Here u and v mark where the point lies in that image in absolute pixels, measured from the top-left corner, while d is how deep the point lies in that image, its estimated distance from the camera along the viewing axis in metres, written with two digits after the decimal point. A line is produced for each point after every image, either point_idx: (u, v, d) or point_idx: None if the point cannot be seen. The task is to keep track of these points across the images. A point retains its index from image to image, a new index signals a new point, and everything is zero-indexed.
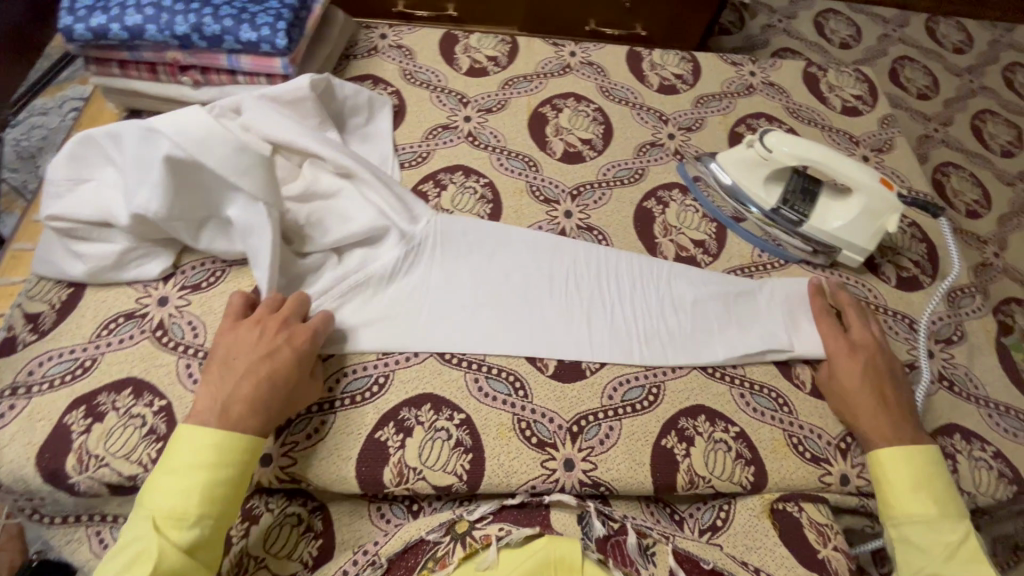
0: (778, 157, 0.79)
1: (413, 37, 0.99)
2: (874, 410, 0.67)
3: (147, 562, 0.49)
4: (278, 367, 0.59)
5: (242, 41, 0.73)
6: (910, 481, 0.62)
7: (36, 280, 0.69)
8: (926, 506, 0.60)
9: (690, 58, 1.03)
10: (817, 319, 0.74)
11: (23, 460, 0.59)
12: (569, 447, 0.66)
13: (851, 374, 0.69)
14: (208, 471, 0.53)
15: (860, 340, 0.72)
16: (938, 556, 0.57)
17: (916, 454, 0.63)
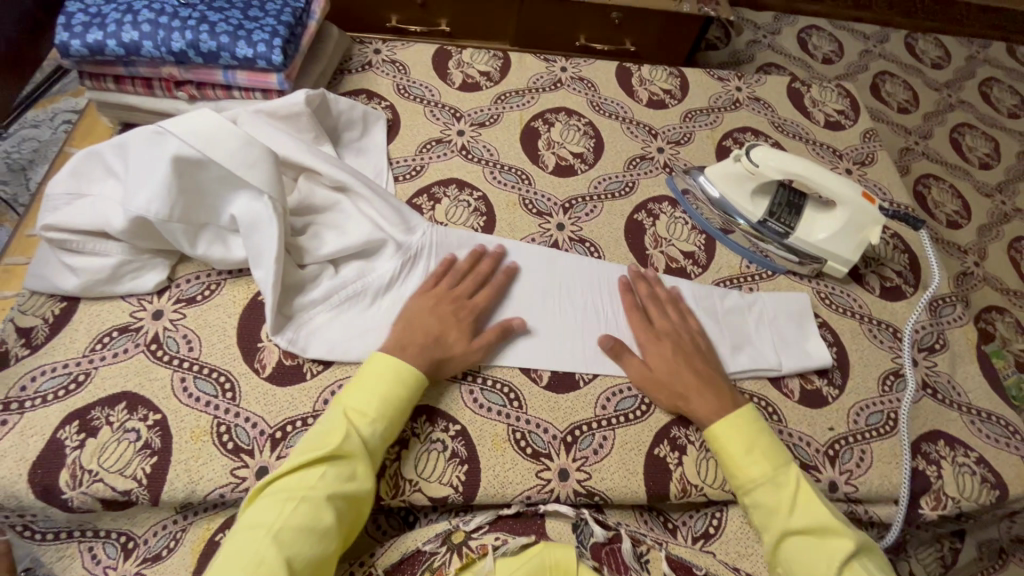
0: (764, 171, 0.81)
1: (406, 52, 1.00)
2: (690, 388, 0.68)
3: (334, 439, 0.56)
4: (451, 329, 0.67)
5: (238, 58, 0.74)
6: (741, 442, 0.64)
7: (27, 294, 0.69)
8: (764, 465, 0.62)
9: (677, 73, 1.06)
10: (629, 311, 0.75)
11: (13, 475, 0.58)
12: (564, 457, 0.66)
13: (657, 356, 0.71)
14: (393, 382, 0.61)
15: (662, 326, 0.73)
16: (783, 510, 0.60)
17: (732, 419, 0.65)
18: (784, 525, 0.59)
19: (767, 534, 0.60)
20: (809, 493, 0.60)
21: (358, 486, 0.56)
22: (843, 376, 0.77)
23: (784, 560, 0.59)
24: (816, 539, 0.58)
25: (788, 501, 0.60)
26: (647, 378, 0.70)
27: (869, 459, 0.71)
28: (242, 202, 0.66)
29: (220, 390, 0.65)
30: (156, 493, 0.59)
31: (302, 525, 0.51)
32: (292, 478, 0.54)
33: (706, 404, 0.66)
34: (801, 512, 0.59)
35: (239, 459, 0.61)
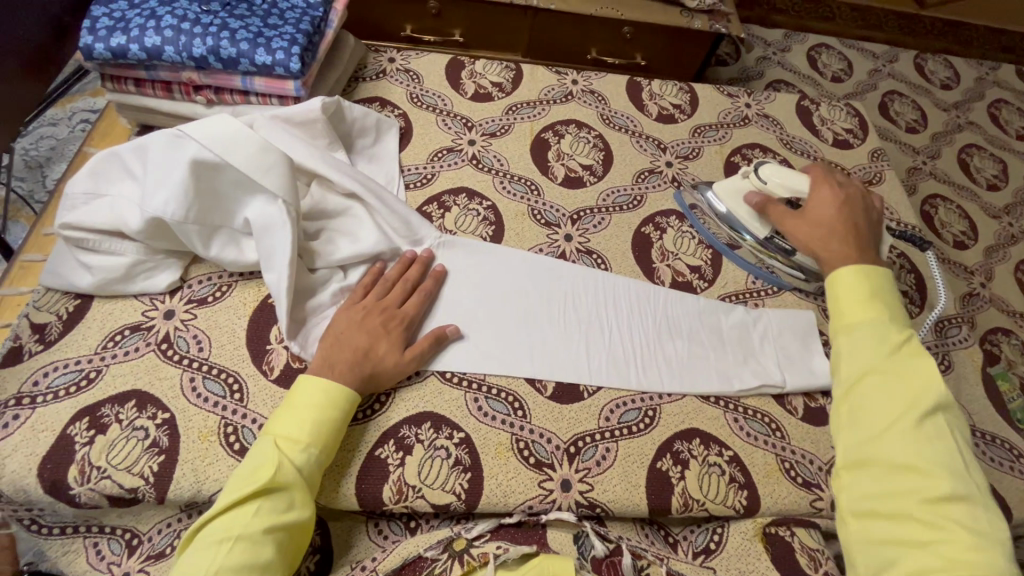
0: (772, 189, 0.82)
1: (420, 62, 1.02)
2: (834, 237, 0.72)
3: (266, 471, 0.55)
4: (381, 341, 0.67)
5: (257, 64, 0.76)
6: (860, 294, 0.64)
7: (43, 291, 0.70)
8: (872, 315, 0.62)
9: (687, 89, 1.07)
10: (821, 174, 0.79)
11: (23, 470, 0.59)
12: (567, 468, 0.67)
13: (819, 211, 0.75)
14: (324, 406, 0.60)
15: (844, 190, 0.77)
16: (879, 352, 0.58)
17: (862, 275, 0.66)
18: (878, 364, 0.57)
19: (854, 369, 0.58)
20: (914, 352, 0.58)
21: (296, 515, 0.55)
22: None
23: (859, 395, 0.56)
24: (905, 384, 0.55)
25: (888, 348, 0.58)
26: (799, 222, 0.76)
27: None
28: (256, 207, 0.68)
29: (228, 390, 0.66)
30: (161, 492, 0.60)
31: (241, 565, 0.51)
32: (223, 518, 0.53)
33: (838, 254, 0.70)
34: (902, 360, 0.57)
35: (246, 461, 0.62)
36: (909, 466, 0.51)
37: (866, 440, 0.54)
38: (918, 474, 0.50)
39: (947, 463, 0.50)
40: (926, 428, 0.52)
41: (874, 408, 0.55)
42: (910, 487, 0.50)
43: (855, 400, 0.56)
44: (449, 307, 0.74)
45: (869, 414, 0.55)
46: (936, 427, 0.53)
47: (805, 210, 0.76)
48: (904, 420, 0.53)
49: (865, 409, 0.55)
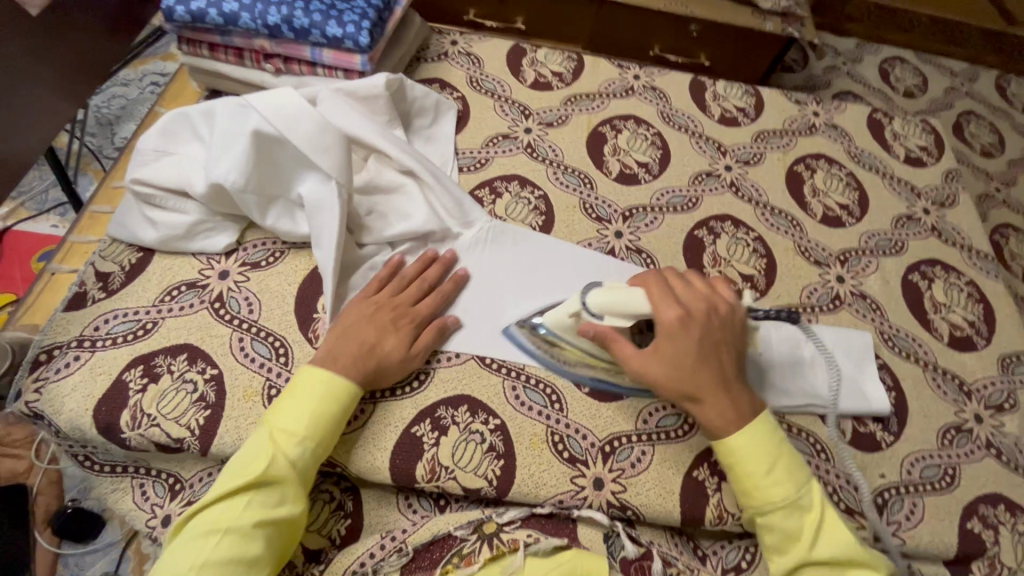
0: (614, 322, 0.63)
1: (483, 46, 1.01)
2: (708, 387, 0.62)
3: (258, 464, 0.55)
4: (388, 336, 0.65)
5: (328, 36, 0.77)
6: (765, 461, 0.60)
7: (109, 241, 0.73)
8: (786, 487, 0.59)
9: (753, 92, 1.03)
10: (657, 289, 0.63)
11: (80, 409, 0.62)
12: (600, 466, 0.66)
13: (681, 354, 0.61)
14: (321, 401, 0.60)
15: (694, 310, 0.62)
16: (808, 538, 0.58)
17: (753, 432, 0.61)
18: (804, 554, 0.57)
19: (783, 559, 0.59)
20: (831, 521, 0.59)
21: (287, 510, 0.56)
22: (900, 423, 0.73)
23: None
24: (832, 571, 0.57)
25: (809, 531, 0.58)
26: (658, 372, 0.62)
27: (919, 514, 0.68)
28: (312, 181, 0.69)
29: (273, 353, 0.67)
30: (206, 444, 0.62)
31: (229, 559, 0.52)
32: (217, 510, 0.54)
33: (718, 411, 0.61)
34: (823, 543, 0.58)
35: None
36: None
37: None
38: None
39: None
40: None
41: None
42: None
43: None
44: (474, 302, 0.73)
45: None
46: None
47: (661, 351, 0.62)
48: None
49: None
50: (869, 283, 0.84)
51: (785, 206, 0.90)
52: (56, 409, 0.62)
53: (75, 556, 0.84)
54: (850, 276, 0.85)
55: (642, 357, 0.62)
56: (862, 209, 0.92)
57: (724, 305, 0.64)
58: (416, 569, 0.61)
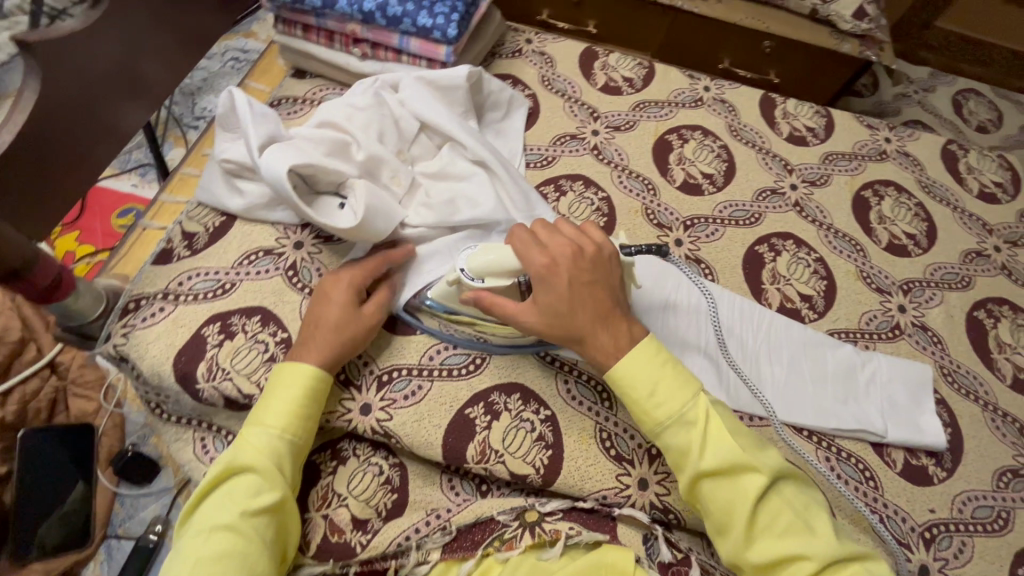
0: (493, 284, 0.62)
1: (556, 46, 1.03)
2: (592, 327, 0.59)
3: (233, 460, 0.57)
4: (329, 306, 0.64)
5: (418, 26, 0.80)
6: (648, 380, 0.58)
7: (196, 204, 0.77)
8: (670, 405, 0.57)
9: (824, 113, 1.02)
10: (524, 237, 0.61)
11: (162, 357, 0.66)
12: (645, 467, 0.66)
13: (555, 298, 0.59)
14: (286, 390, 0.60)
15: (557, 251, 0.60)
16: (697, 453, 0.55)
17: (638, 364, 0.58)
18: (694, 468, 0.55)
19: (681, 477, 0.57)
20: (717, 426, 0.56)
21: (268, 498, 0.55)
22: (954, 460, 0.72)
23: (702, 497, 0.56)
24: (727, 477, 0.55)
25: (697, 441, 0.56)
26: (536, 316, 0.60)
27: (968, 553, 0.67)
28: (347, 218, 0.67)
29: None
30: None
31: (223, 553, 0.52)
32: (206, 512, 0.55)
33: (604, 346, 0.60)
34: (711, 453, 0.55)
35: (348, 391, 0.67)
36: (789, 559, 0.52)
37: (732, 547, 0.54)
38: (786, 562, 0.52)
39: (798, 534, 0.53)
40: (768, 513, 0.54)
41: (716, 508, 0.55)
42: None
43: (703, 502, 0.57)
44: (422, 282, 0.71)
45: (719, 520, 0.55)
46: (772, 499, 0.54)
47: (535, 296, 0.60)
48: (748, 516, 0.53)
49: (719, 513, 0.55)
50: (932, 315, 0.83)
51: (850, 230, 0.89)
52: (141, 354, 0.66)
53: (131, 497, 0.90)
54: (912, 306, 0.83)
55: (521, 310, 0.60)
56: (929, 240, 0.90)
57: (591, 245, 0.61)
58: (458, 548, 0.63)
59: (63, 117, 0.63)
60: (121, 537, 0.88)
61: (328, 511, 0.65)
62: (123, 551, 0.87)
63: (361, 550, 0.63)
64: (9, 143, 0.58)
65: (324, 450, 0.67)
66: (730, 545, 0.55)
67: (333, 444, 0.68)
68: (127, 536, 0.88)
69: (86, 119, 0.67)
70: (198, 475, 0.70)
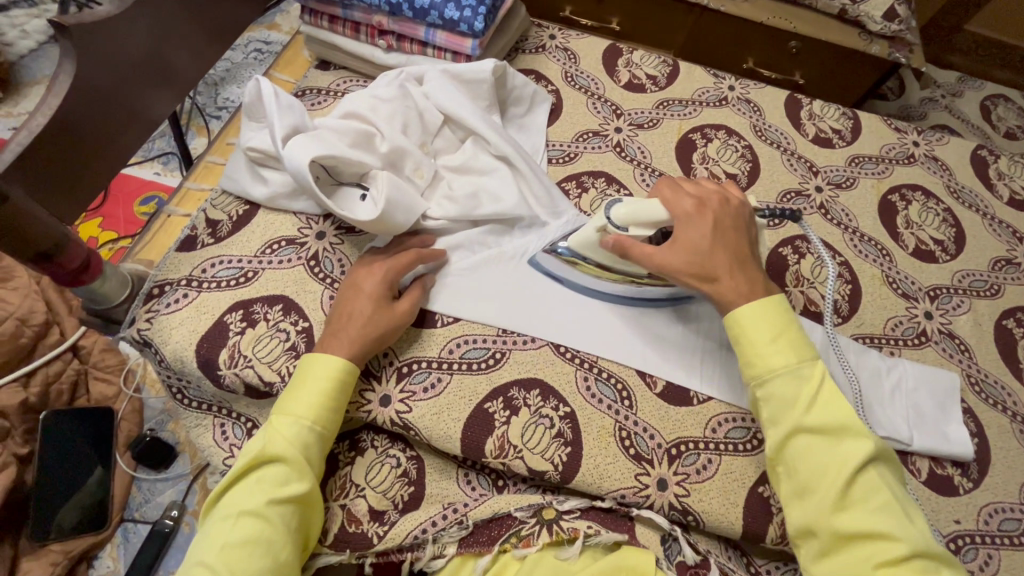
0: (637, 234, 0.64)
1: (580, 43, 1.02)
2: (729, 267, 0.61)
3: (263, 447, 0.57)
4: (359, 300, 0.65)
5: (445, 18, 0.79)
6: (773, 330, 0.58)
7: (220, 192, 0.78)
8: (789, 355, 0.57)
9: (851, 115, 1.00)
10: (671, 187, 0.65)
11: (185, 343, 0.67)
12: (665, 467, 0.65)
13: (697, 237, 0.61)
14: (317, 381, 0.60)
15: (706, 200, 0.64)
16: (801, 408, 0.55)
17: (769, 309, 0.59)
18: (797, 421, 0.55)
19: (778, 429, 0.56)
20: (830, 388, 0.56)
21: (294, 488, 0.55)
22: (980, 471, 0.71)
23: (790, 456, 0.55)
24: (829, 440, 0.54)
25: (807, 396, 0.55)
26: (675, 252, 0.61)
27: (994, 565, 0.66)
28: (369, 210, 0.67)
29: None
30: None
31: (248, 540, 0.52)
32: (234, 497, 0.55)
33: (735, 287, 0.60)
34: (820, 410, 0.55)
35: (367, 382, 0.67)
36: (872, 534, 0.50)
37: (810, 513, 0.53)
38: (869, 537, 0.50)
39: (891, 515, 0.51)
40: (861, 488, 0.52)
41: (805, 470, 0.54)
42: (867, 551, 0.50)
43: (788, 463, 0.55)
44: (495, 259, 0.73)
45: (801, 483, 0.54)
46: (868, 474, 0.53)
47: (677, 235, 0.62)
48: (841, 483, 0.52)
49: (807, 476, 0.54)
50: (960, 323, 0.81)
51: (876, 234, 0.87)
52: (164, 339, 0.67)
53: (148, 481, 0.90)
54: (939, 313, 0.82)
55: (659, 249, 0.62)
56: (958, 247, 0.88)
57: (735, 199, 0.65)
58: (474, 543, 0.63)
59: (95, 103, 0.64)
60: (137, 521, 0.88)
61: (346, 501, 0.65)
62: (139, 535, 0.87)
63: (377, 542, 0.63)
64: (42, 125, 0.58)
65: (344, 440, 0.68)
66: (808, 511, 0.53)
67: (352, 435, 0.68)
68: (143, 520, 0.88)
69: (118, 105, 0.67)
70: (217, 461, 0.70)
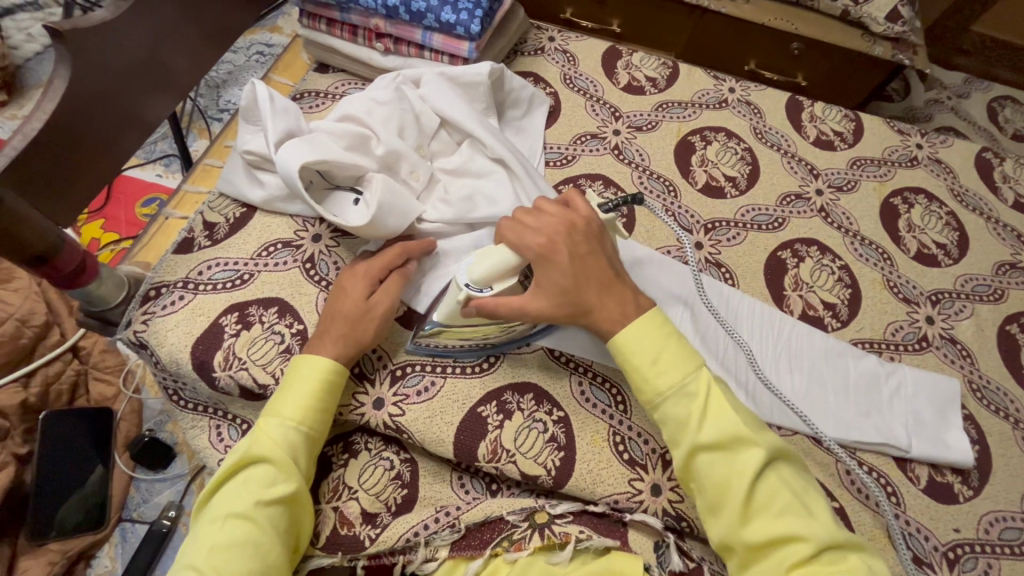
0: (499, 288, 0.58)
1: (579, 45, 1.02)
2: (600, 299, 0.59)
3: (251, 448, 0.57)
4: (344, 300, 0.65)
5: (442, 21, 0.80)
6: (647, 355, 0.57)
7: (217, 195, 0.78)
8: (674, 374, 0.56)
9: (853, 117, 0.99)
10: (518, 221, 0.60)
11: (180, 345, 0.67)
12: (659, 473, 0.65)
13: (555, 275, 0.58)
14: (305, 383, 0.60)
15: (552, 228, 0.59)
16: (695, 425, 0.55)
17: (643, 331, 0.58)
18: (692, 440, 0.54)
19: (676, 450, 0.56)
20: (721, 400, 0.56)
21: (282, 489, 0.55)
22: (981, 478, 0.70)
23: (698, 471, 0.55)
24: (725, 453, 0.54)
25: (698, 412, 0.55)
26: (539, 292, 0.58)
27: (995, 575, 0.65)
28: (361, 214, 0.67)
29: None
30: None
31: (235, 541, 0.52)
32: (222, 498, 0.55)
33: (609, 316, 0.59)
34: (713, 424, 0.54)
35: (361, 385, 0.67)
36: (786, 539, 0.50)
37: (726, 525, 0.52)
38: (781, 542, 0.50)
39: (795, 515, 0.51)
40: (765, 491, 0.52)
41: (709, 485, 0.54)
42: (780, 556, 0.50)
43: (696, 480, 0.55)
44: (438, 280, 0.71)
45: (712, 497, 0.54)
46: (773, 478, 0.53)
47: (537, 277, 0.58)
48: (746, 491, 0.52)
49: (714, 491, 0.53)
50: (962, 328, 0.80)
51: (876, 238, 0.86)
52: (159, 341, 0.67)
53: (147, 481, 0.91)
54: (941, 318, 0.81)
55: (529, 297, 0.58)
56: (961, 251, 0.87)
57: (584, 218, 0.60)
58: (466, 546, 0.64)
59: (91, 106, 0.64)
60: (135, 521, 0.89)
61: (339, 503, 0.65)
62: (137, 535, 0.88)
63: (370, 544, 0.63)
64: (38, 129, 0.59)
65: (337, 442, 0.68)
66: (722, 525, 0.53)
67: (345, 437, 0.68)
68: (141, 520, 0.89)
69: (115, 108, 0.68)
70: (211, 462, 0.70)
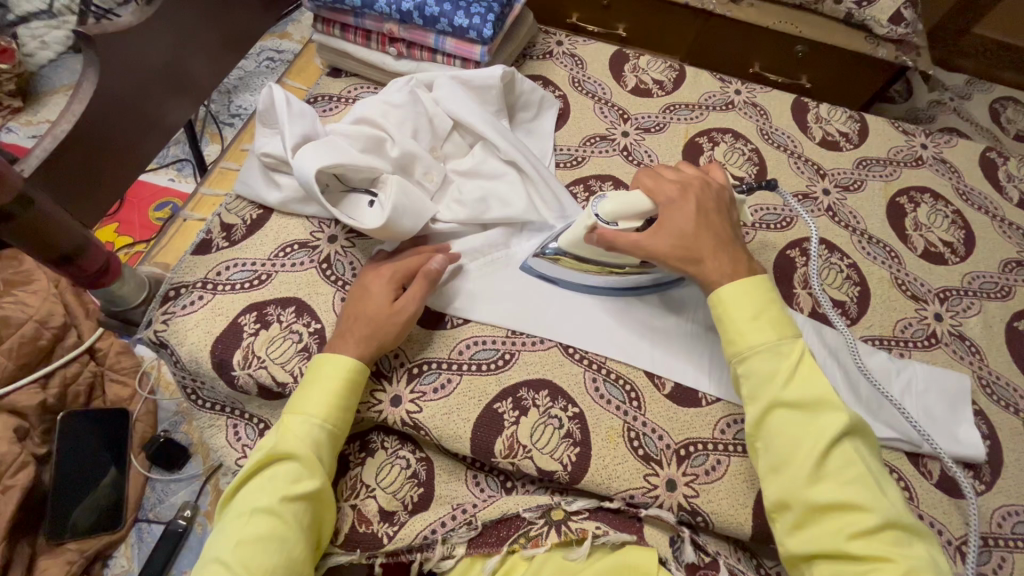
0: (625, 227, 0.63)
1: (587, 49, 1.03)
2: (714, 249, 0.61)
3: (278, 445, 0.58)
4: (368, 300, 0.65)
5: (454, 26, 0.81)
6: (749, 310, 0.59)
7: (235, 197, 0.79)
8: (768, 333, 0.58)
9: (858, 118, 1.00)
10: (654, 175, 0.66)
11: (201, 344, 0.68)
12: (674, 468, 0.66)
13: (678, 223, 0.61)
14: (329, 381, 0.61)
15: (688, 183, 0.65)
16: (779, 382, 0.56)
17: (751, 288, 0.60)
18: (774, 395, 0.55)
19: (755, 406, 0.57)
20: (811, 366, 0.57)
21: (307, 486, 0.56)
22: (993, 473, 0.70)
23: (769, 430, 0.56)
24: (806, 414, 0.55)
25: (788, 370, 0.56)
26: (658, 236, 0.61)
27: (1009, 568, 0.65)
28: (376, 216, 0.68)
29: None
30: None
31: (262, 536, 0.53)
32: (248, 493, 0.56)
33: (719, 268, 0.61)
34: (798, 385, 0.55)
35: (378, 383, 0.68)
36: (846, 506, 0.51)
37: (787, 486, 0.53)
38: (842, 509, 0.51)
39: (863, 487, 0.52)
40: (837, 460, 0.53)
41: (778, 446, 0.54)
42: (837, 523, 0.51)
43: (765, 438, 0.56)
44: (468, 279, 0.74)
45: (778, 457, 0.54)
46: (845, 450, 0.53)
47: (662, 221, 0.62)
48: (816, 456, 0.52)
49: (779, 454, 0.54)
50: (970, 324, 0.81)
51: (884, 236, 0.87)
52: (179, 340, 0.68)
53: (162, 482, 0.91)
54: (950, 315, 0.81)
55: (645, 237, 0.62)
56: (968, 249, 0.88)
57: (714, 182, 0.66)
58: (484, 543, 0.64)
59: (115, 110, 0.66)
60: (151, 521, 0.89)
61: (357, 501, 0.65)
62: (153, 535, 0.88)
63: (387, 541, 0.64)
64: (66, 131, 0.61)
65: (354, 442, 0.69)
66: (783, 485, 0.53)
67: (362, 436, 0.69)
68: (157, 520, 0.89)
69: (138, 112, 0.70)
70: (229, 461, 0.71)
